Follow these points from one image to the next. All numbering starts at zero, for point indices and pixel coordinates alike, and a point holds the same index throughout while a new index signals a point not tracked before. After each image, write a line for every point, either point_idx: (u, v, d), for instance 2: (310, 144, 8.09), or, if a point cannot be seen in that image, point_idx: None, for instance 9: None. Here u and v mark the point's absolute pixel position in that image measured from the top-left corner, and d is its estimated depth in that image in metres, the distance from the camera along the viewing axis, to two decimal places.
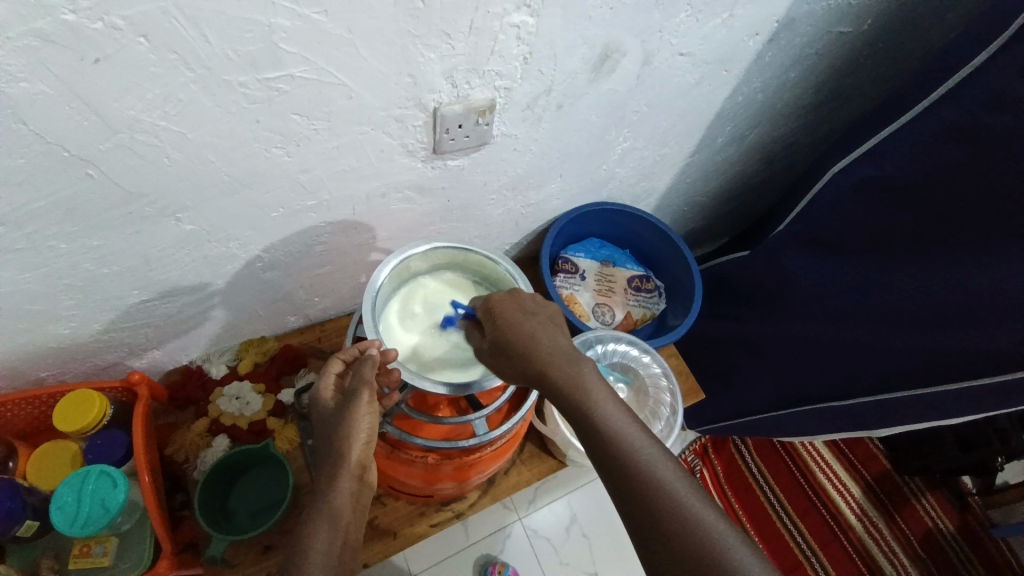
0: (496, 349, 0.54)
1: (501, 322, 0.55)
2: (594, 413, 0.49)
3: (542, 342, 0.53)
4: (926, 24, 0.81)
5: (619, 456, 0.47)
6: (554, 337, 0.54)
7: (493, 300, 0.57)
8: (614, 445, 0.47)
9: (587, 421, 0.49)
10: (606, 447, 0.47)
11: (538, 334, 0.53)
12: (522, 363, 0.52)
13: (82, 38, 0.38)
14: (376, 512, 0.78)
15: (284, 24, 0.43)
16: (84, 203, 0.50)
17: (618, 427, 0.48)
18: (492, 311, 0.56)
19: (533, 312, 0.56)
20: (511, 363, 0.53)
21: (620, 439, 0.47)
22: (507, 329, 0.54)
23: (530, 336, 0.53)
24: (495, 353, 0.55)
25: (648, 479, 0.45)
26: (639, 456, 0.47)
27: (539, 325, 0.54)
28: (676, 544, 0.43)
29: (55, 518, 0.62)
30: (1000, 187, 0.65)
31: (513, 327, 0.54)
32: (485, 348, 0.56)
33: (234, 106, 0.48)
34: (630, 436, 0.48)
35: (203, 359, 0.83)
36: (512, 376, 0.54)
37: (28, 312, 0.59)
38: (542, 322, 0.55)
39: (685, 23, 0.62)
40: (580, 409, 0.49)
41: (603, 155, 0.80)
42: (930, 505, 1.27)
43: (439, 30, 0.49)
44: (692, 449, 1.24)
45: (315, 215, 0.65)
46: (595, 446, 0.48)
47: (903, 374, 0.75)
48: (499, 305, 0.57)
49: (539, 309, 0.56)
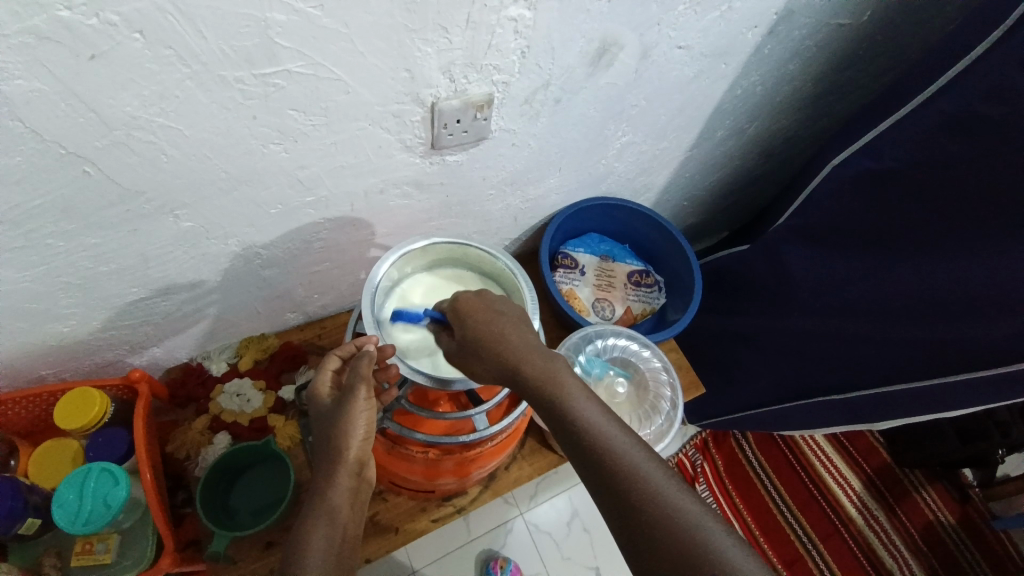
0: (468, 350, 0.54)
1: (471, 323, 0.55)
2: (570, 411, 0.49)
3: (515, 342, 0.52)
4: (926, 16, 0.80)
5: (598, 454, 0.47)
6: (527, 337, 0.54)
7: (462, 302, 0.57)
8: (592, 443, 0.47)
9: (565, 419, 0.49)
10: (585, 446, 0.47)
11: (507, 330, 0.53)
12: (494, 362, 0.52)
13: (77, 35, 0.38)
14: (377, 507, 0.78)
15: (280, 19, 0.43)
16: (80, 201, 0.50)
17: (595, 425, 0.48)
18: (462, 313, 0.56)
19: (501, 311, 0.56)
20: (484, 365, 0.53)
21: (598, 434, 0.47)
22: (479, 330, 0.54)
23: (502, 336, 0.53)
24: (463, 356, 0.55)
25: (628, 476, 0.45)
26: (618, 453, 0.46)
27: (511, 325, 0.54)
28: (660, 542, 0.43)
29: (57, 515, 0.62)
30: (1000, 178, 0.64)
31: (484, 328, 0.54)
32: (455, 349, 0.56)
33: (230, 102, 0.48)
34: (607, 433, 0.48)
35: (203, 356, 0.83)
36: (485, 377, 0.54)
37: (27, 311, 0.59)
38: (513, 322, 0.55)
39: (684, 16, 0.62)
40: (556, 407, 0.49)
41: (602, 149, 0.80)
42: (930, 498, 1.27)
43: (436, 24, 0.49)
44: (693, 443, 1.25)
45: (313, 212, 0.65)
46: (574, 444, 0.48)
47: (903, 367, 0.75)
48: (467, 307, 0.56)
49: (508, 308, 0.56)
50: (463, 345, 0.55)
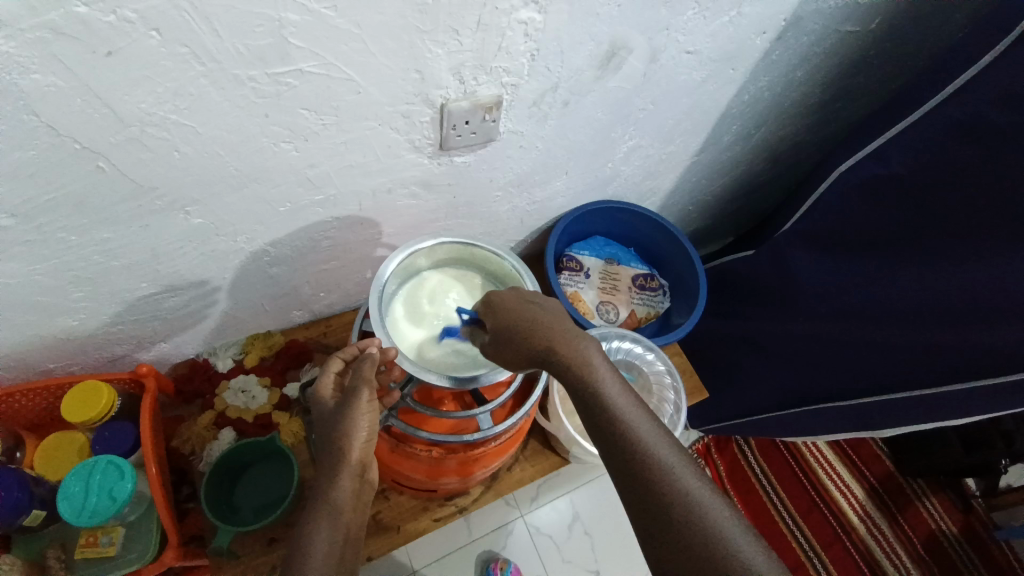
0: (502, 337, 0.55)
1: (505, 311, 0.56)
2: (601, 400, 0.49)
3: (551, 330, 0.53)
4: (933, 25, 0.81)
5: (627, 445, 0.47)
6: (562, 326, 0.54)
7: (495, 296, 0.58)
8: (622, 433, 0.47)
9: (597, 407, 0.49)
10: (615, 436, 0.47)
11: (543, 321, 0.54)
12: (528, 349, 0.53)
13: (95, 31, 0.38)
14: (380, 505, 0.79)
15: (294, 19, 0.43)
16: (93, 196, 0.51)
17: (626, 416, 0.48)
18: (495, 302, 0.58)
19: (539, 303, 0.56)
20: (519, 352, 0.54)
21: (627, 426, 0.47)
22: (514, 319, 0.55)
23: (537, 324, 0.53)
24: (499, 343, 0.56)
25: (656, 469, 0.45)
26: (648, 446, 0.46)
27: (546, 314, 0.54)
28: (683, 537, 0.43)
29: (62, 507, 0.62)
30: (1005, 184, 0.65)
31: (518, 317, 0.55)
32: (490, 339, 0.57)
33: (243, 101, 0.48)
34: (636, 425, 0.48)
35: (209, 352, 0.84)
36: (518, 365, 0.55)
37: (37, 304, 0.60)
38: (549, 313, 0.55)
39: (692, 21, 0.62)
40: (588, 393, 0.49)
41: (608, 153, 0.80)
42: (933, 507, 1.26)
43: (446, 26, 0.50)
44: (695, 448, 1.25)
45: (322, 210, 0.65)
46: (604, 434, 0.48)
47: (908, 375, 0.75)
48: (501, 301, 0.57)
49: (546, 301, 0.57)
50: (497, 337, 0.56)
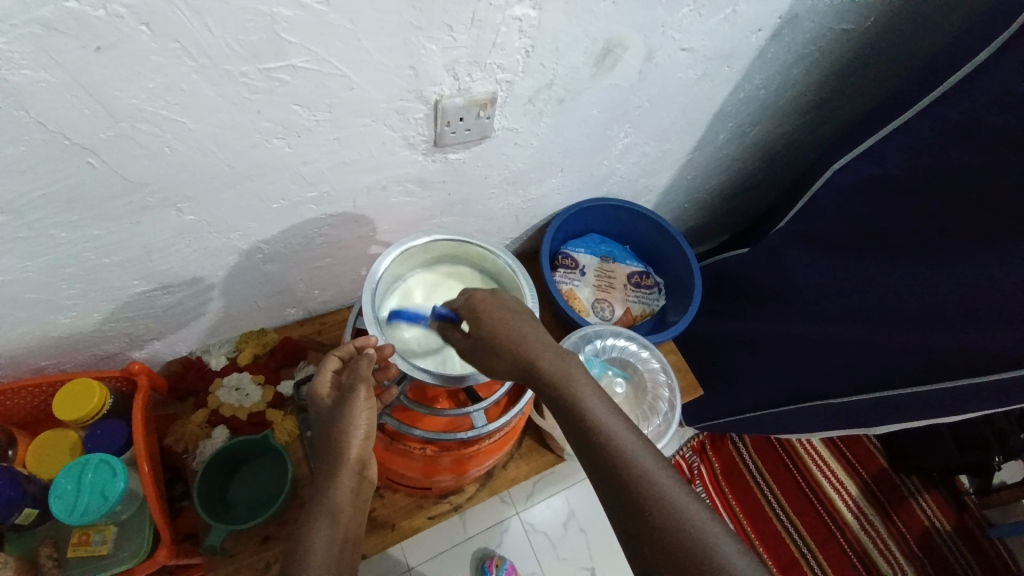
0: (479, 345, 0.54)
1: (484, 318, 0.54)
2: (580, 411, 0.49)
3: (532, 340, 0.52)
4: (928, 24, 0.81)
5: (609, 456, 0.47)
6: (541, 333, 0.53)
7: (473, 297, 0.56)
8: (604, 444, 0.47)
9: (577, 420, 0.49)
10: (595, 445, 0.48)
11: (523, 330, 0.53)
12: (508, 359, 0.52)
13: (85, 26, 0.38)
14: (375, 503, 0.78)
15: (286, 14, 0.43)
16: (84, 192, 0.50)
17: (607, 427, 0.48)
18: (474, 306, 0.55)
19: (516, 309, 0.55)
20: (500, 361, 0.53)
21: (608, 436, 0.48)
22: (494, 326, 0.53)
23: (517, 333, 0.52)
24: (482, 351, 0.54)
25: (638, 479, 0.45)
26: (630, 456, 0.47)
27: (525, 322, 0.54)
28: (666, 543, 0.43)
29: (54, 506, 0.62)
30: (999, 183, 0.65)
31: (499, 324, 0.53)
32: (470, 345, 0.55)
33: (236, 96, 0.48)
34: (617, 434, 0.48)
35: (202, 350, 0.83)
36: (501, 372, 0.54)
37: (28, 301, 0.59)
38: (527, 320, 0.54)
39: (688, 19, 0.62)
40: (568, 404, 0.50)
41: (604, 151, 0.80)
42: (926, 504, 1.27)
43: (441, 22, 0.49)
44: (690, 445, 1.25)
45: (316, 207, 0.65)
46: (586, 444, 0.48)
47: (902, 374, 0.76)
48: (481, 303, 0.55)
49: (523, 307, 0.55)
50: (477, 343, 0.54)
